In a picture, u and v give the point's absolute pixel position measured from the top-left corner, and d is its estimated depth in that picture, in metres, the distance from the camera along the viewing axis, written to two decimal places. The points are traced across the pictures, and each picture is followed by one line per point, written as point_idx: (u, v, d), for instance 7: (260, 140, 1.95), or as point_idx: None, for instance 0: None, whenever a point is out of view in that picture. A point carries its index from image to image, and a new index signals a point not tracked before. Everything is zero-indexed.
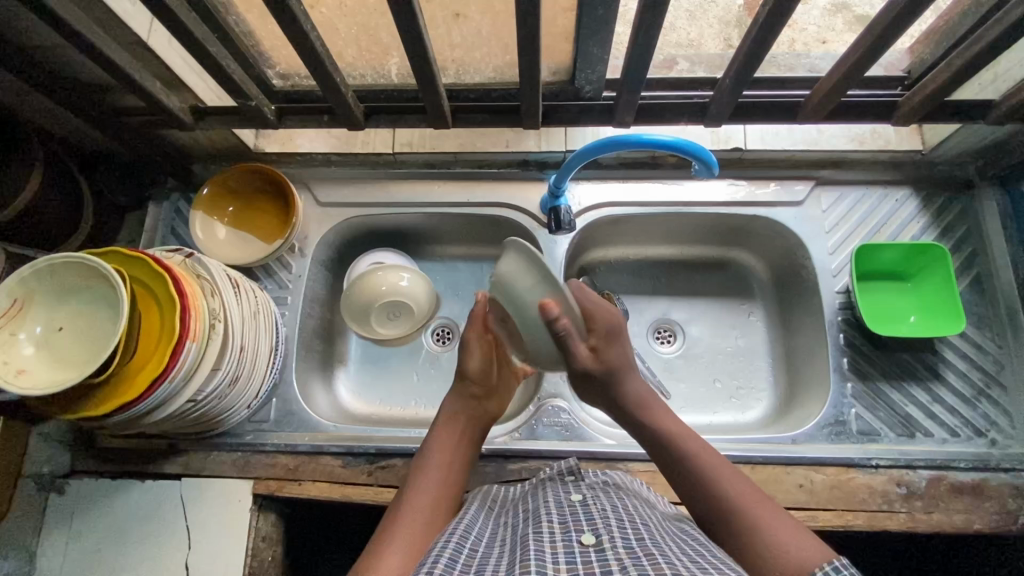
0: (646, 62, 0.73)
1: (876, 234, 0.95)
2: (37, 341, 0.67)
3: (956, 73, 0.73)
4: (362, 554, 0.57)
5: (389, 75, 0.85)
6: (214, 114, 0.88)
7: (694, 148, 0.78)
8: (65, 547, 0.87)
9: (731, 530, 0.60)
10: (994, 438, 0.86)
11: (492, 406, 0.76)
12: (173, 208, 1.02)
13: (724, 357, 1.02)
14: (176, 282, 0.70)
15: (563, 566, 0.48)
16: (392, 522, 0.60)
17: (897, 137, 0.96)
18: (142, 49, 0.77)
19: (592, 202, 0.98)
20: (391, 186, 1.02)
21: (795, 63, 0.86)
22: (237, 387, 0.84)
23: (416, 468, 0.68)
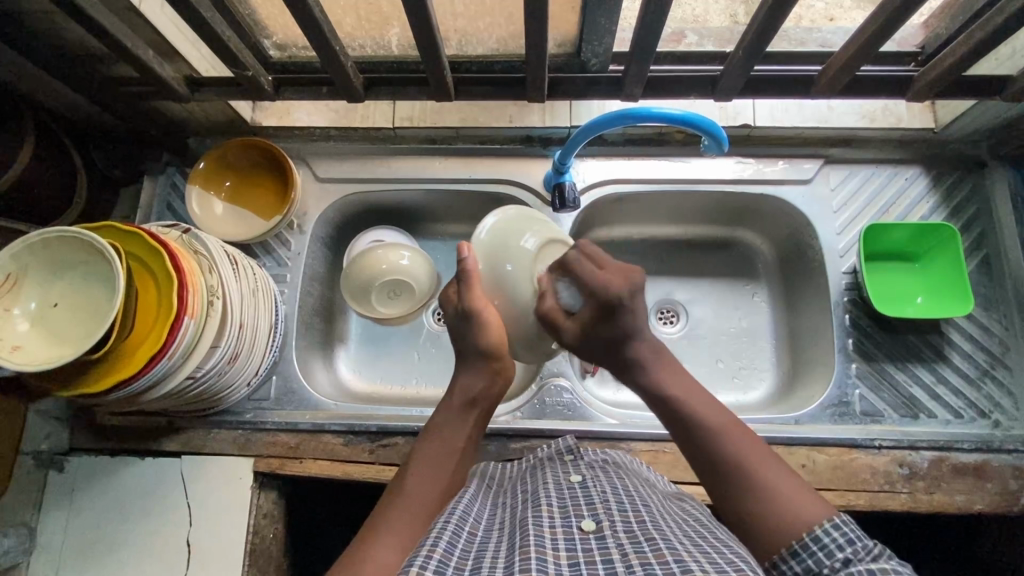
0: (656, 33, 0.71)
1: (885, 213, 0.94)
2: (31, 317, 0.66)
3: (976, 46, 0.71)
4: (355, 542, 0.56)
5: (390, 46, 0.82)
6: (208, 86, 0.86)
7: (704, 122, 0.76)
8: (67, 523, 0.87)
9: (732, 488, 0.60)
10: (997, 420, 0.86)
11: (509, 370, 0.71)
12: (169, 183, 1.00)
13: (727, 338, 1.02)
14: (172, 259, 0.68)
15: (563, 552, 0.47)
16: (392, 506, 0.60)
17: (908, 114, 0.93)
18: (133, 16, 0.74)
19: (597, 178, 0.96)
20: (391, 162, 1.00)
21: (806, 38, 0.83)
22: (237, 365, 0.83)
23: (421, 447, 0.66)
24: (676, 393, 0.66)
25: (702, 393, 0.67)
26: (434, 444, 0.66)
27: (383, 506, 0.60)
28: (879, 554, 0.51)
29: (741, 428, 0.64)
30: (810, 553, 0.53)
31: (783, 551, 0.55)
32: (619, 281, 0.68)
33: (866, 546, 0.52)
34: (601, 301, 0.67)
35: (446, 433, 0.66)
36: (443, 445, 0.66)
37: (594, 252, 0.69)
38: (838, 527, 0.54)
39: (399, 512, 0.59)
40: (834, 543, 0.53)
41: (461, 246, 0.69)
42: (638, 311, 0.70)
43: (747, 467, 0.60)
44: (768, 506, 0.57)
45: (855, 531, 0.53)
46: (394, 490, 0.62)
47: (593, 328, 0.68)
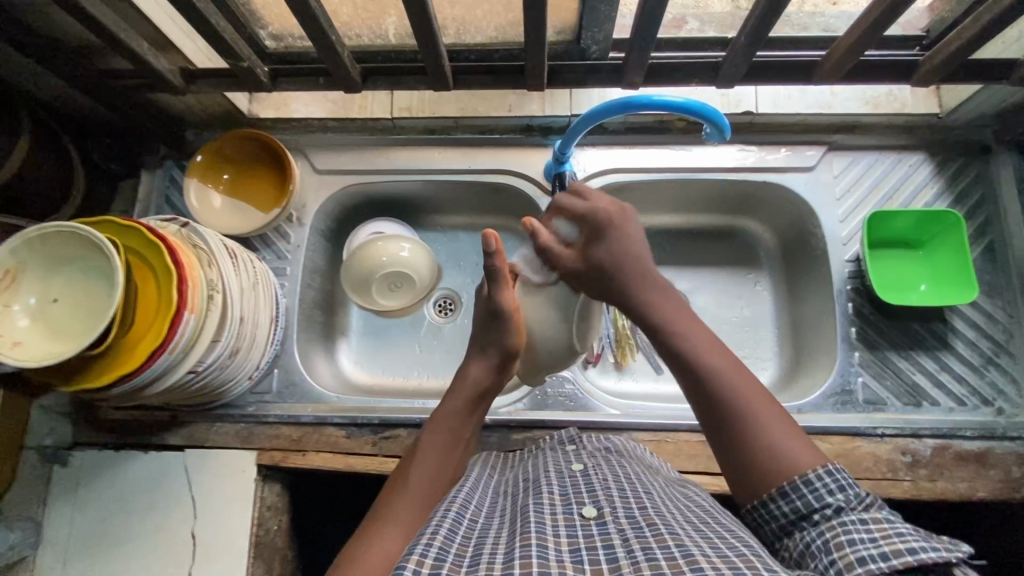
0: (657, 19, 0.69)
1: (889, 200, 0.93)
2: (33, 313, 0.65)
3: (982, 29, 0.70)
4: (360, 530, 0.56)
5: (387, 36, 0.81)
6: (204, 77, 0.84)
7: (706, 110, 0.75)
8: (73, 516, 0.87)
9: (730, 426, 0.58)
10: (1001, 407, 0.86)
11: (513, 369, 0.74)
12: (167, 176, 0.99)
13: (729, 328, 1.01)
14: (170, 251, 0.68)
15: (564, 539, 0.47)
16: (396, 495, 0.59)
17: (913, 99, 0.93)
18: (127, 7, 0.73)
19: (598, 168, 0.95)
20: (390, 153, 0.99)
21: (809, 22, 0.81)
22: (239, 358, 0.83)
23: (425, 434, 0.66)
24: (676, 328, 0.64)
25: (701, 329, 0.64)
26: (438, 432, 0.65)
27: (388, 495, 0.60)
28: (871, 503, 0.52)
29: (743, 370, 0.62)
30: (800, 496, 0.53)
31: (772, 492, 0.55)
32: (610, 208, 0.70)
33: (858, 495, 0.52)
34: (589, 226, 0.69)
35: (450, 423, 0.67)
36: (446, 436, 0.66)
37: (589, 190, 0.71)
38: (831, 474, 0.53)
39: (404, 502, 0.58)
40: (824, 487, 0.53)
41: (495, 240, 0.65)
42: (631, 235, 0.69)
43: (747, 409, 0.58)
44: (762, 445, 0.57)
45: (848, 479, 0.53)
46: (398, 479, 0.62)
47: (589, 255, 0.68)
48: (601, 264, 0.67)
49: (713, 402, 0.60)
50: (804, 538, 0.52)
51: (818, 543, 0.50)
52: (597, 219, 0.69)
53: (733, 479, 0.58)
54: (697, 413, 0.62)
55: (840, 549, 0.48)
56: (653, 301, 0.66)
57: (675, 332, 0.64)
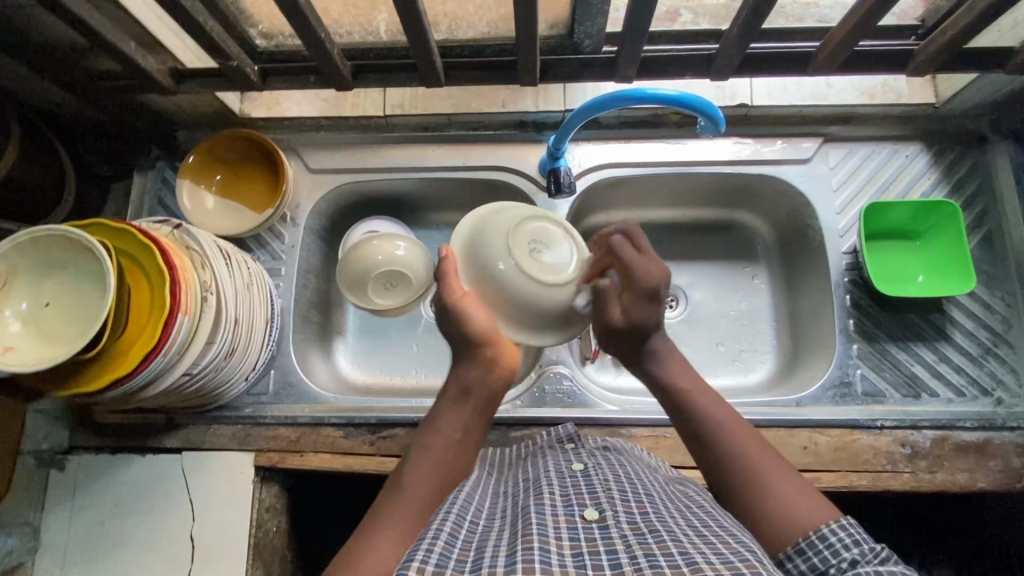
0: (648, 12, 0.69)
1: (886, 191, 0.93)
2: (24, 318, 0.65)
3: (977, 17, 0.69)
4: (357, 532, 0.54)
5: (378, 32, 0.81)
6: (194, 77, 0.84)
7: (699, 102, 0.75)
8: (70, 521, 0.87)
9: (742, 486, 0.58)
10: (1000, 398, 0.86)
11: (507, 362, 0.66)
12: (160, 177, 0.99)
13: (728, 321, 1.01)
14: (164, 255, 0.67)
15: (566, 542, 0.46)
16: (388, 501, 0.56)
17: (909, 89, 0.92)
18: (112, 6, 0.72)
19: (592, 163, 0.95)
20: (383, 151, 0.99)
21: (804, 13, 0.80)
22: (235, 359, 0.82)
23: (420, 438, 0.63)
24: (691, 393, 0.65)
25: (715, 396, 0.65)
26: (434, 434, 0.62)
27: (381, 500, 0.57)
28: (887, 557, 0.49)
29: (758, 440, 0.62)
30: (816, 552, 0.51)
31: (789, 549, 0.53)
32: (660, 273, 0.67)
33: (872, 548, 0.50)
34: (642, 287, 0.65)
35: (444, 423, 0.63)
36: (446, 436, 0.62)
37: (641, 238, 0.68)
38: (845, 528, 0.52)
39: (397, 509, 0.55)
40: (840, 542, 0.51)
41: (443, 248, 0.66)
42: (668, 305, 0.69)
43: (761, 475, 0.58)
44: (778, 509, 0.55)
45: (862, 534, 0.51)
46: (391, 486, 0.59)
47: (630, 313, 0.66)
48: (636, 329, 0.66)
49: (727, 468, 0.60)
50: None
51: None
52: (652, 282, 0.65)
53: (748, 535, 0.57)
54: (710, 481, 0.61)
55: None
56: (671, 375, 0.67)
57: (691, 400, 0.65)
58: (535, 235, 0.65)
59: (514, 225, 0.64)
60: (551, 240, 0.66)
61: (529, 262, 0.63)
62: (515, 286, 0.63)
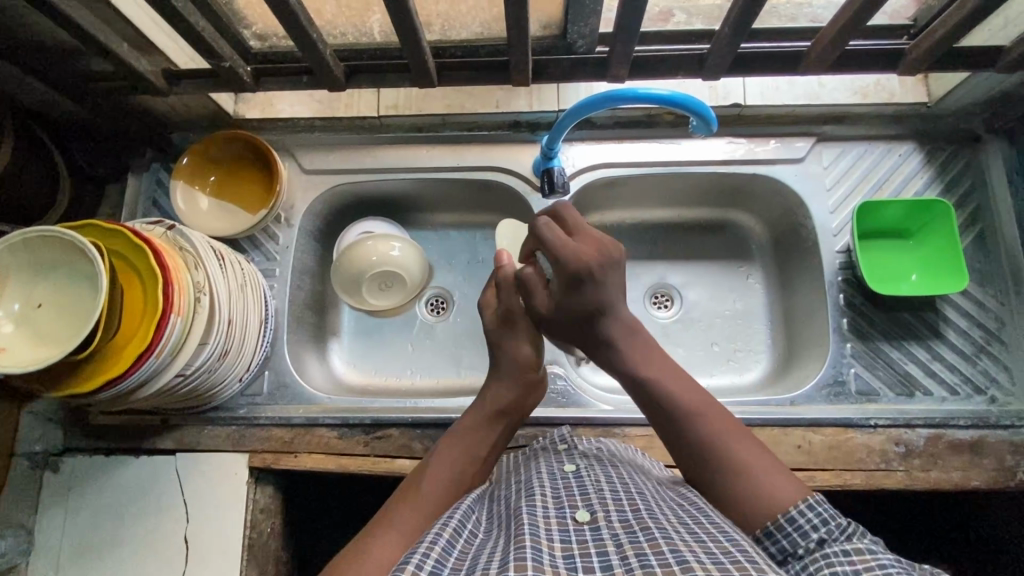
0: (640, 12, 0.69)
1: (880, 189, 0.93)
2: (15, 319, 0.65)
3: (967, 16, 0.69)
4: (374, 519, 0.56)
5: (371, 33, 0.81)
6: (187, 78, 0.84)
7: (691, 102, 0.75)
8: (64, 523, 0.87)
9: (712, 468, 0.58)
10: (993, 396, 0.86)
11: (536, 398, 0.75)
12: (154, 179, 0.99)
13: (722, 321, 1.01)
14: (156, 256, 0.67)
15: (558, 543, 0.46)
16: (410, 496, 0.59)
17: (902, 88, 0.92)
18: (105, 8, 0.72)
19: (586, 163, 0.95)
20: (378, 152, 0.99)
21: (797, 13, 0.81)
22: (228, 361, 0.82)
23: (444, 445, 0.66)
24: (654, 376, 0.64)
25: (681, 378, 0.64)
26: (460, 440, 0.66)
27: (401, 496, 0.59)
28: (852, 532, 0.51)
29: (719, 410, 0.62)
30: (784, 534, 0.52)
31: (760, 532, 0.53)
32: (589, 252, 0.67)
33: (840, 526, 0.51)
34: (567, 273, 0.66)
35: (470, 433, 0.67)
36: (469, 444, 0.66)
37: (573, 216, 0.70)
38: (813, 508, 0.52)
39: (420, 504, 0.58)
40: (808, 523, 0.51)
41: (499, 252, 0.78)
42: (615, 281, 0.67)
43: (724, 451, 0.58)
44: (743, 484, 0.56)
45: (830, 511, 0.52)
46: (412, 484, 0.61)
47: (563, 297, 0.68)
48: (577, 312, 0.68)
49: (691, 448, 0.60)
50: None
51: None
52: (577, 265, 0.65)
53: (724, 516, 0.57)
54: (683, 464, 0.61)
55: None
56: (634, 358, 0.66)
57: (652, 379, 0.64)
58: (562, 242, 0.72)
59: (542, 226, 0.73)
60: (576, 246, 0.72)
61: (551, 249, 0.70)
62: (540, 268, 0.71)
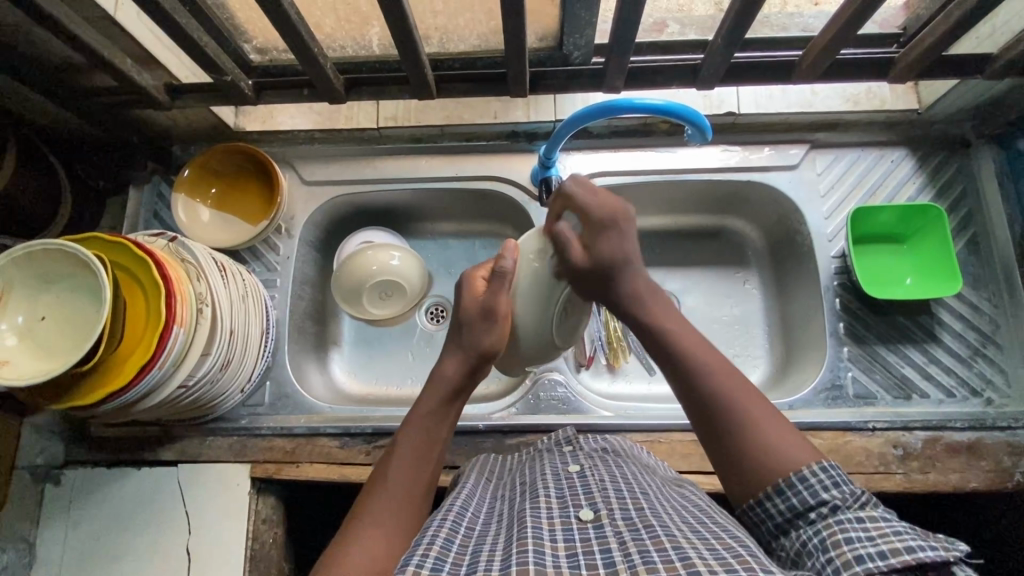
0: (634, 24, 0.70)
1: (872, 196, 0.94)
2: (20, 332, 0.65)
3: (953, 25, 0.71)
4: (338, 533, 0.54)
5: (370, 46, 0.82)
6: (188, 92, 0.85)
7: (685, 111, 0.76)
8: (65, 536, 0.86)
9: (729, 431, 0.58)
10: (990, 398, 0.87)
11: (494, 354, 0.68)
12: (155, 192, 1.00)
13: (720, 326, 1.02)
14: (159, 266, 0.68)
15: (561, 544, 0.47)
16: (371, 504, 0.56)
17: (892, 95, 0.94)
18: (107, 24, 0.73)
19: (583, 172, 0.96)
20: (377, 162, 1.00)
21: (789, 23, 0.81)
22: (230, 371, 0.82)
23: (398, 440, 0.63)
24: (669, 330, 0.64)
25: (696, 336, 0.64)
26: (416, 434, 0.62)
27: (364, 497, 0.58)
28: (866, 501, 0.52)
29: (726, 363, 0.62)
30: (795, 493, 0.53)
31: (768, 491, 0.55)
32: (613, 206, 0.66)
33: (852, 492, 0.52)
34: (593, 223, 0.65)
35: (425, 425, 0.63)
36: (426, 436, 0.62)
37: (588, 183, 0.67)
38: (825, 470, 0.53)
39: (380, 505, 0.56)
40: (818, 484, 0.53)
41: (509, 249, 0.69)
42: (632, 238, 0.67)
43: (743, 410, 0.58)
44: (756, 446, 0.57)
45: (843, 475, 0.53)
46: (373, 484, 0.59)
47: (596, 252, 0.64)
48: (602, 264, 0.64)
49: (709, 407, 0.59)
50: (800, 536, 0.52)
51: (814, 540, 0.50)
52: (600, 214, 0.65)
53: (731, 477, 0.58)
54: (696, 423, 0.61)
55: (838, 548, 0.47)
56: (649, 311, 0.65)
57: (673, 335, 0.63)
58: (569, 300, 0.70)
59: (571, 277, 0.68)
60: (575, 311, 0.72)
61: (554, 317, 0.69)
62: (534, 315, 0.69)
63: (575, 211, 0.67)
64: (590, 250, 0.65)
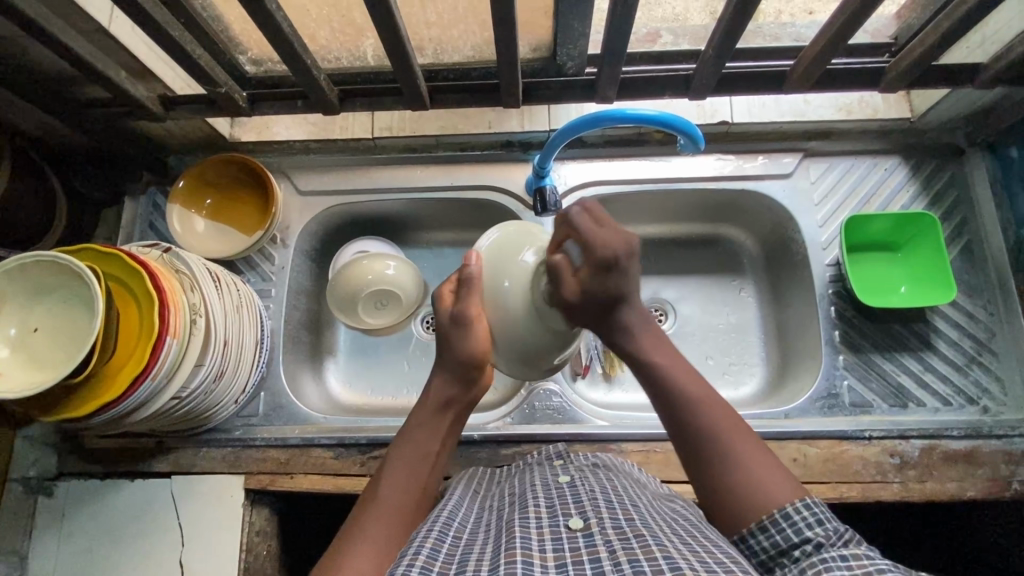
0: (626, 35, 0.70)
1: (866, 204, 0.95)
2: (12, 343, 0.65)
3: (943, 36, 0.71)
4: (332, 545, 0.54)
5: (365, 57, 0.82)
6: (184, 104, 0.85)
7: (678, 121, 0.76)
8: (58, 548, 0.86)
9: (717, 466, 0.58)
10: (986, 406, 0.86)
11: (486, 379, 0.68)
12: (151, 202, 1.00)
13: (716, 335, 1.02)
14: (152, 278, 0.68)
15: (550, 554, 0.46)
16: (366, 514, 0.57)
17: (885, 105, 0.94)
18: (102, 37, 0.74)
19: (578, 181, 0.97)
20: (372, 172, 1.00)
21: (782, 33, 0.84)
22: (224, 383, 0.82)
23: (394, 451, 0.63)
24: (662, 363, 0.63)
25: (689, 369, 0.63)
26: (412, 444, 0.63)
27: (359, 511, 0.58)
28: (850, 539, 0.50)
29: (716, 396, 0.62)
30: (778, 530, 0.52)
31: (753, 526, 0.54)
32: (616, 240, 0.59)
33: (836, 530, 0.51)
34: (596, 262, 0.58)
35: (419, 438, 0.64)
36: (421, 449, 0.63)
37: (594, 213, 0.59)
38: (808, 508, 0.52)
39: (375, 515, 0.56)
40: (802, 521, 0.52)
41: (468, 256, 0.66)
42: (634, 274, 0.61)
43: (722, 441, 0.59)
44: (739, 481, 0.57)
45: (825, 512, 0.52)
46: (366, 498, 0.60)
47: (591, 286, 0.58)
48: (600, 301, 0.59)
49: (688, 434, 0.60)
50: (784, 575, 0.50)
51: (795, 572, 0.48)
52: (604, 256, 0.58)
53: (713, 506, 0.58)
54: (680, 453, 0.61)
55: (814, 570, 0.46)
56: (645, 347, 0.64)
57: (659, 365, 0.63)
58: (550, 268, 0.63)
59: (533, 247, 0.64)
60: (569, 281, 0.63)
61: (535, 292, 0.62)
62: (509, 307, 0.63)
63: (577, 245, 0.59)
64: (583, 288, 0.58)
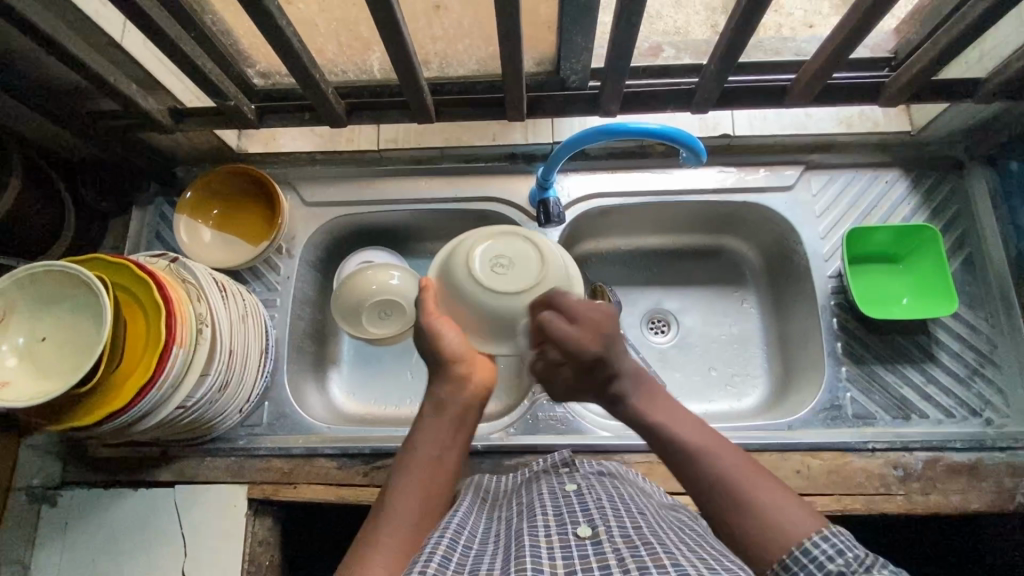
0: (630, 50, 0.72)
1: (867, 217, 0.95)
2: (20, 352, 0.66)
3: (941, 52, 0.72)
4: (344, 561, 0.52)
5: (372, 71, 0.83)
6: (192, 116, 0.86)
7: (681, 135, 0.77)
8: (60, 557, 0.86)
9: (730, 509, 0.54)
10: (990, 418, 0.86)
11: (480, 380, 0.68)
12: (157, 213, 1.02)
13: (718, 346, 1.02)
14: (160, 288, 0.69)
15: (559, 562, 0.47)
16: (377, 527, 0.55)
17: (885, 118, 0.95)
18: (115, 50, 0.75)
19: (581, 193, 0.97)
20: (378, 184, 1.01)
21: (782, 47, 0.83)
22: (228, 392, 0.83)
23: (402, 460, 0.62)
24: (657, 419, 0.64)
25: (690, 421, 0.63)
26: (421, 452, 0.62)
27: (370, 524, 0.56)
28: (873, 564, 0.47)
29: (721, 442, 0.60)
30: (802, 567, 0.48)
31: (777, 566, 0.50)
32: (592, 338, 0.66)
33: (857, 557, 0.48)
34: (578, 362, 0.67)
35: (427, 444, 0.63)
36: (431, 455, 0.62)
37: (563, 317, 0.66)
38: (827, 538, 0.49)
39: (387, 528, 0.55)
40: (823, 554, 0.48)
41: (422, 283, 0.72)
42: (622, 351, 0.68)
43: (730, 483, 0.56)
44: (755, 518, 0.53)
45: (847, 541, 0.49)
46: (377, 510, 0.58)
47: (581, 376, 0.69)
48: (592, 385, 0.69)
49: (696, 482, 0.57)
50: None
51: None
52: (581, 356, 0.66)
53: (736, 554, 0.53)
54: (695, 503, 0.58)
55: None
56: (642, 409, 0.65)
57: (655, 422, 0.63)
58: (497, 252, 0.68)
59: (481, 241, 0.69)
60: (519, 257, 0.68)
61: (493, 279, 0.66)
62: (479, 304, 0.67)
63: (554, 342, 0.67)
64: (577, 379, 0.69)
